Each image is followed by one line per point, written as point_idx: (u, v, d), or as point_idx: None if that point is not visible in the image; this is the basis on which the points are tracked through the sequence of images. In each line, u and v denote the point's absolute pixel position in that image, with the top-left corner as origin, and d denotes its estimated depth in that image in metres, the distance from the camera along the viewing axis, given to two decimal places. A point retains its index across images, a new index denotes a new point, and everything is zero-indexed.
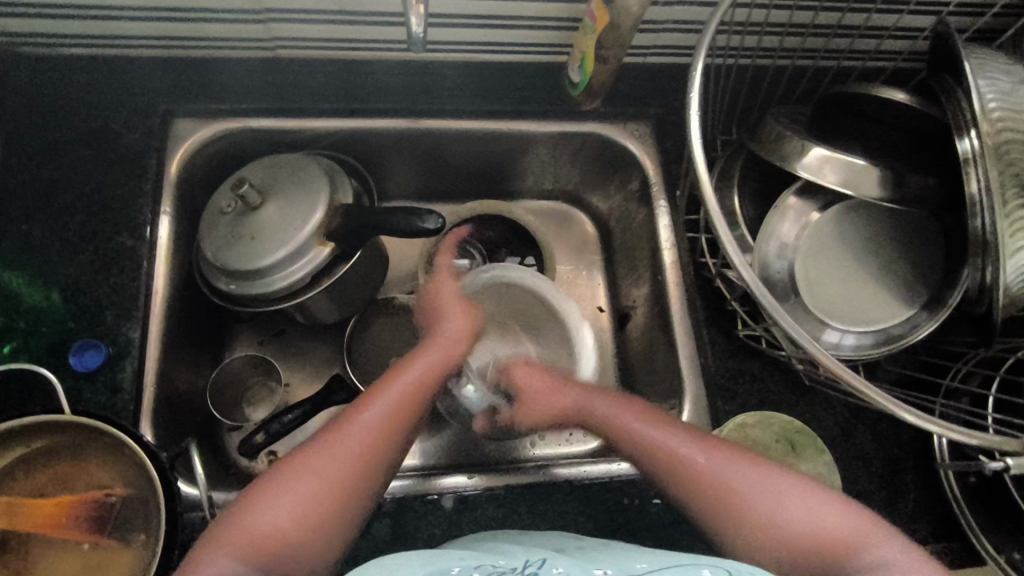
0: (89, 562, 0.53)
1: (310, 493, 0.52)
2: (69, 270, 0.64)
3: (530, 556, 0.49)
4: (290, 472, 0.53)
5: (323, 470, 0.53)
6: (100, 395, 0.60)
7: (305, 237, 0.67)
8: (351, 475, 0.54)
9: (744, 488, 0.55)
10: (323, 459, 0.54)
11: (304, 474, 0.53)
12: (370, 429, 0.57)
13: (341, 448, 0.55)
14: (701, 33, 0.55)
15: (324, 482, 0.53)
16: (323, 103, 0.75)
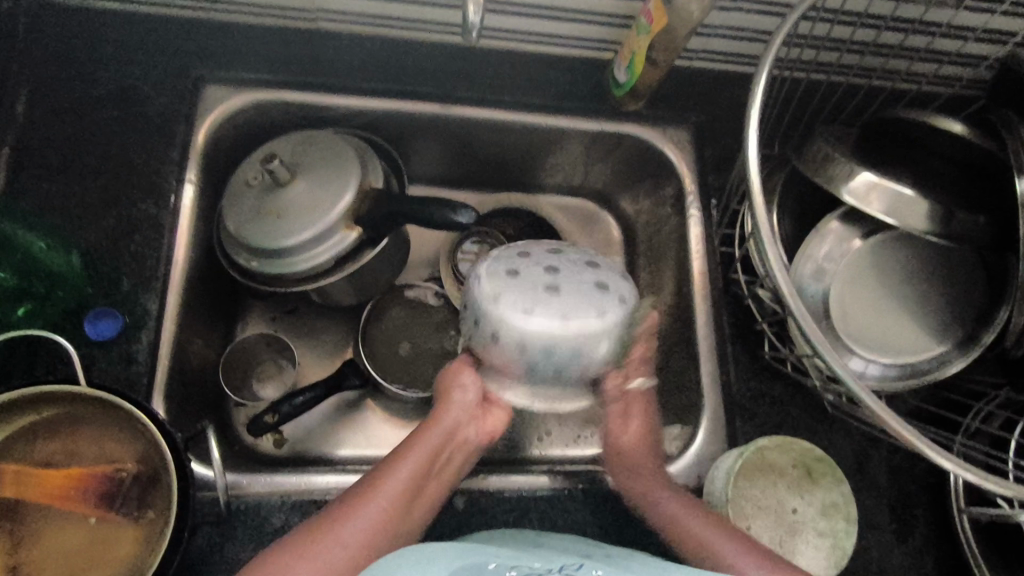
0: (94, 537, 0.52)
1: (316, 568, 0.49)
2: (90, 233, 0.63)
3: (566, 560, 0.49)
4: (302, 546, 0.50)
5: (338, 544, 0.51)
6: (113, 365, 0.59)
7: (332, 219, 0.66)
8: (357, 556, 0.51)
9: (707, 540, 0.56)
10: (338, 534, 0.51)
11: (319, 549, 0.50)
12: (390, 499, 0.54)
13: (358, 522, 0.52)
14: (765, 48, 0.54)
15: (339, 555, 0.50)
16: (359, 80, 0.73)
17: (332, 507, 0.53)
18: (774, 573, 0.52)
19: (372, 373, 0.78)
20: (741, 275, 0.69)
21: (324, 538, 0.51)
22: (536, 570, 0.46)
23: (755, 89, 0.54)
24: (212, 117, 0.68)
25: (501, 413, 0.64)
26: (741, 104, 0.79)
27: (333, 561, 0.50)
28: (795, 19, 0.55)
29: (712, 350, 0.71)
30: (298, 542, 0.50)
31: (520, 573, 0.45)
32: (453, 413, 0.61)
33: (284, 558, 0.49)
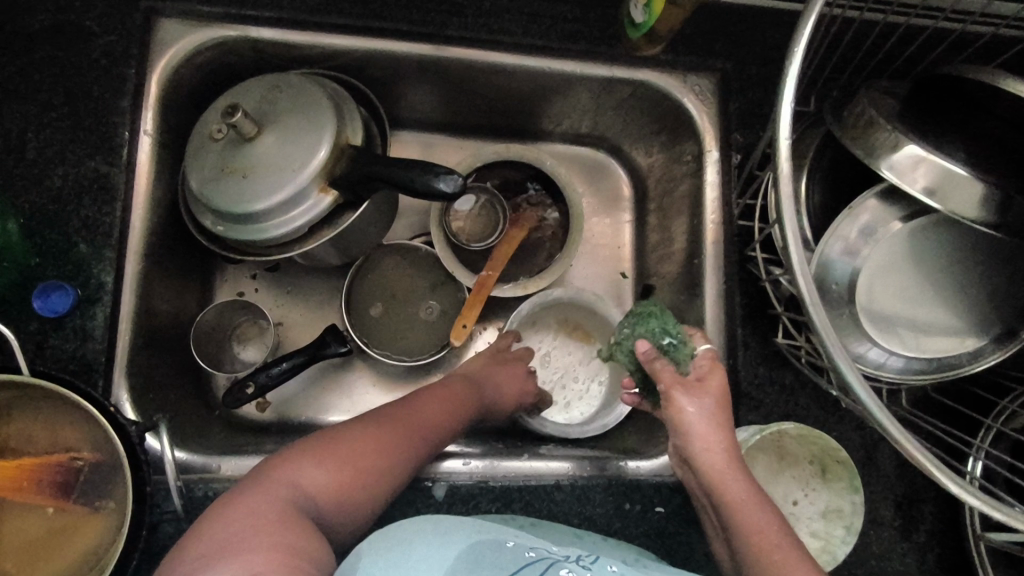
0: (52, 526, 0.50)
1: (362, 454, 0.52)
2: (34, 195, 0.57)
3: (581, 554, 0.49)
4: (319, 446, 0.52)
5: (353, 452, 0.52)
6: (68, 342, 0.55)
7: (304, 181, 0.59)
8: (397, 452, 0.54)
9: (760, 525, 0.48)
10: (351, 440, 0.53)
11: (330, 453, 0.51)
12: (410, 428, 0.56)
13: (375, 439, 0.53)
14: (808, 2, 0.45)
15: (354, 462, 0.51)
16: (335, 14, 0.64)
17: (354, 421, 0.55)
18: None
19: (355, 339, 0.74)
20: (759, 254, 0.62)
21: (342, 443, 0.52)
22: (555, 555, 0.45)
23: (791, 55, 0.46)
24: (173, 54, 0.60)
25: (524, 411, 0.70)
26: (777, 46, 0.69)
27: (346, 470, 0.51)
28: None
29: (718, 333, 0.65)
30: (314, 445, 0.52)
31: (540, 554, 0.45)
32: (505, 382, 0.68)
33: (298, 453, 0.51)
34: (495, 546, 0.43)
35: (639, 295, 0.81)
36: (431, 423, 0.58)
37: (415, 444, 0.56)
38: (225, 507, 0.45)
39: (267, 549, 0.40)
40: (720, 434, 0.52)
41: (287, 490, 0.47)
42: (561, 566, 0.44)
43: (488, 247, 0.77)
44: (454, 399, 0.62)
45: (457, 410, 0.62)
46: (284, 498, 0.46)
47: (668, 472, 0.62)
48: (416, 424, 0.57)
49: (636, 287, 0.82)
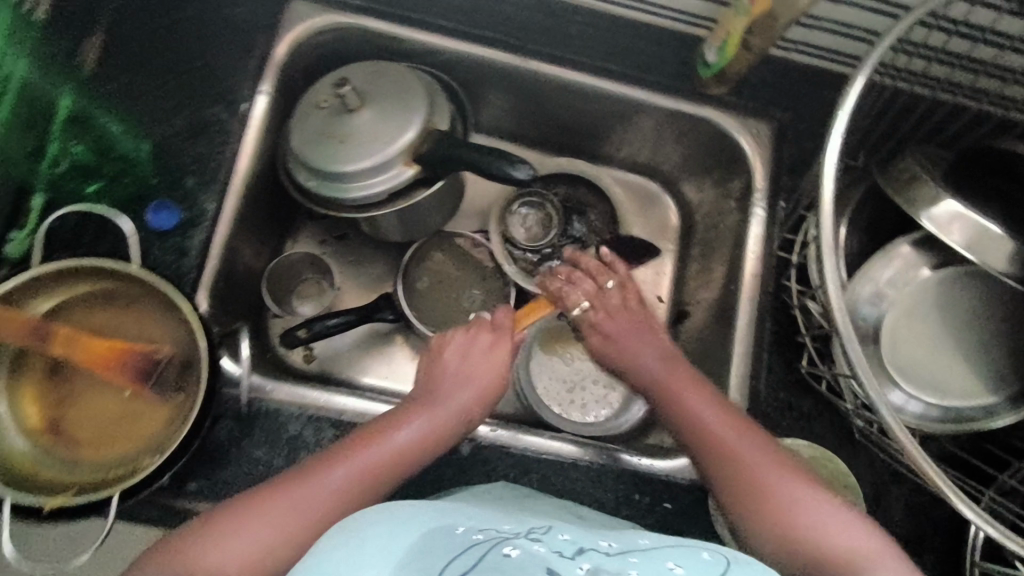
0: (125, 408, 0.56)
1: (274, 528, 0.50)
2: (161, 128, 0.65)
3: (537, 524, 0.48)
4: (230, 517, 0.50)
5: (283, 510, 0.51)
6: (168, 254, 0.62)
7: (392, 153, 0.66)
8: (315, 523, 0.51)
9: (745, 456, 0.56)
10: (261, 512, 0.50)
11: (238, 529, 0.49)
12: (324, 500, 0.52)
13: (303, 498, 0.51)
14: (866, 58, 0.51)
15: (272, 528, 0.50)
16: (440, 19, 0.73)
17: (278, 479, 0.53)
18: (797, 496, 0.53)
19: (404, 310, 0.80)
20: (794, 284, 0.67)
21: (268, 501, 0.51)
22: (504, 531, 0.45)
23: (845, 100, 0.52)
24: (298, 30, 0.69)
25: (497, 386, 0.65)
26: (833, 106, 0.75)
27: (252, 545, 0.49)
28: (903, 27, 0.52)
29: (746, 355, 0.69)
30: (216, 521, 0.50)
31: (490, 534, 0.44)
32: (474, 369, 0.64)
33: (196, 533, 0.49)
34: (446, 533, 0.44)
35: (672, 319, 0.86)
36: (374, 472, 0.54)
37: (352, 502, 0.53)
38: None
39: None
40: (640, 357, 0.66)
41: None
42: (507, 544, 0.44)
43: (555, 238, 0.83)
44: (420, 438, 0.58)
45: (397, 461, 0.55)
46: None
47: (682, 475, 0.65)
48: (355, 475, 0.53)
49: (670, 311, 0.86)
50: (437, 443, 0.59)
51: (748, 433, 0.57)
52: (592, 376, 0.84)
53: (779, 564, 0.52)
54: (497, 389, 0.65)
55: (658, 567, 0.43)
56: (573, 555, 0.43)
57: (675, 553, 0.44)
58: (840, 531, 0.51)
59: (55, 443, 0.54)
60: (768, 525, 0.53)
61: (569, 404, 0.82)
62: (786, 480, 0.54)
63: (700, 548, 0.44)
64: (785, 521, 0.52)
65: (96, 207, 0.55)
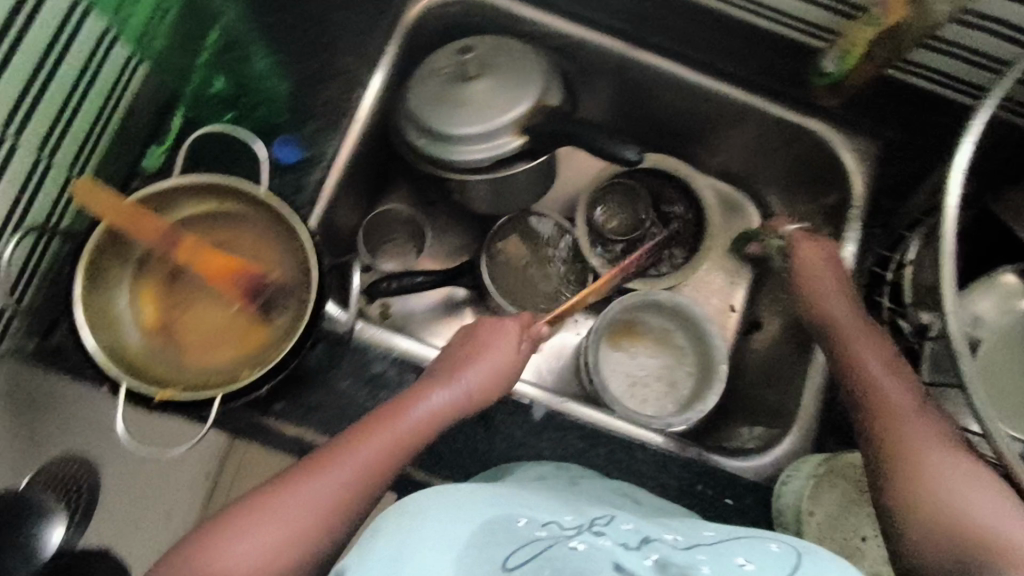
0: (231, 321, 0.59)
1: (297, 516, 0.49)
2: (295, 71, 0.69)
3: (597, 512, 0.47)
4: (251, 508, 0.50)
5: (281, 515, 0.49)
6: (287, 187, 0.66)
7: (504, 123, 0.69)
8: (337, 505, 0.51)
9: (902, 411, 0.55)
10: (284, 500, 0.50)
11: (260, 521, 0.49)
12: (343, 480, 0.51)
13: (299, 504, 0.50)
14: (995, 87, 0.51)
15: (275, 535, 0.49)
16: (565, 4, 0.76)
17: (294, 466, 0.52)
18: (939, 467, 0.50)
19: (483, 278, 0.82)
20: (886, 300, 0.66)
21: (267, 509, 0.49)
22: (565, 523, 0.44)
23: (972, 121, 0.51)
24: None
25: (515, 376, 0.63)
26: (946, 134, 0.74)
27: (277, 533, 0.49)
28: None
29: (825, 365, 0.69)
30: (234, 515, 0.49)
31: (552, 530, 0.43)
32: (488, 356, 0.62)
33: (220, 526, 0.49)
34: (507, 524, 0.43)
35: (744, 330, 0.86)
36: (366, 471, 0.52)
37: (347, 502, 0.51)
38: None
39: None
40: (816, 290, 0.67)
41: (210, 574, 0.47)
42: (571, 539, 0.43)
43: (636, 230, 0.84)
44: (412, 432, 0.55)
45: (409, 442, 0.55)
46: None
47: (745, 473, 0.66)
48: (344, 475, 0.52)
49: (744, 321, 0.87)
50: (429, 435, 0.57)
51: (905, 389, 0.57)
52: (659, 369, 0.83)
53: (921, 536, 0.49)
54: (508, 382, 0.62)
55: (727, 564, 0.42)
56: (639, 546, 0.43)
57: (742, 548, 0.43)
58: (978, 501, 0.48)
59: (166, 345, 0.57)
60: (908, 480, 0.51)
61: (631, 395, 0.82)
62: (930, 446, 0.51)
63: (770, 539, 0.44)
64: (926, 494, 0.50)
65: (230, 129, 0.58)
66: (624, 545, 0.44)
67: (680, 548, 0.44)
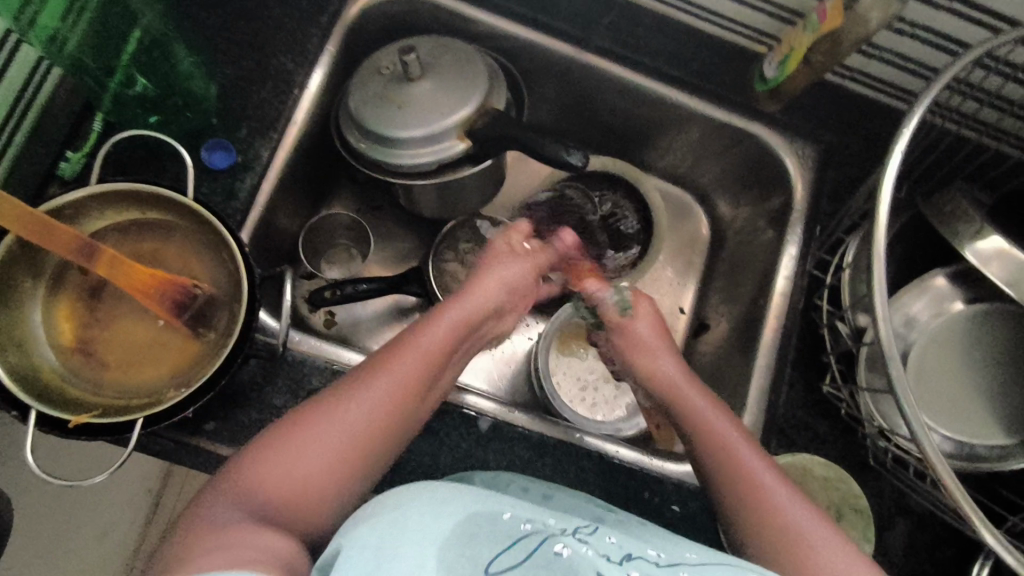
0: (157, 338, 0.56)
1: (334, 440, 0.47)
2: (227, 69, 0.65)
3: (579, 522, 0.46)
4: (287, 430, 0.47)
5: (319, 436, 0.47)
6: (216, 194, 0.62)
7: (447, 126, 0.67)
8: (373, 426, 0.48)
9: (738, 445, 0.53)
10: (321, 420, 0.47)
11: (294, 446, 0.46)
12: (379, 402, 0.49)
13: (336, 424, 0.47)
14: (923, 92, 0.53)
15: (315, 454, 0.46)
16: (510, 4, 0.74)
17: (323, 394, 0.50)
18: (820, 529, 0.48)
19: (432, 286, 0.80)
20: (825, 303, 0.67)
21: (303, 430, 0.47)
22: (551, 525, 0.42)
23: (903, 129, 0.53)
24: None
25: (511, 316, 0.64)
26: (883, 139, 0.75)
27: (311, 458, 0.46)
28: (961, 65, 0.53)
29: (767, 369, 0.70)
30: (267, 440, 0.47)
31: (536, 526, 0.41)
32: (491, 281, 0.60)
33: (252, 454, 0.46)
34: (491, 516, 0.41)
35: (690, 332, 0.87)
36: (396, 395, 0.50)
37: (383, 426, 0.49)
38: (192, 520, 0.42)
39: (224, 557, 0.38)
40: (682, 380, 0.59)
41: (247, 496, 0.44)
42: (556, 541, 0.41)
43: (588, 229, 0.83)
44: (429, 355, 0.53)
45: (432, 371, 0.53)
46: (236, 511, 0.43)
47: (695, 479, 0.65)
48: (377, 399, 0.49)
49: (690, 323, 0.88)
50: (442, 363, 0.54)
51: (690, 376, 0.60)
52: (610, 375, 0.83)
53: None
54: (513, 300, 0.63)
55: None
56: (620, 561, 0.41)
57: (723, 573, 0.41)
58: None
59: (83, 364, 0.54)
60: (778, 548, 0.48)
61: (582, 399, 0.82)
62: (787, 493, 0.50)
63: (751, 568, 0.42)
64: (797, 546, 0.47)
65: (153, 134, 0.55)
66: (606, 557, 0.41)
67: (662, 564, 0.42)
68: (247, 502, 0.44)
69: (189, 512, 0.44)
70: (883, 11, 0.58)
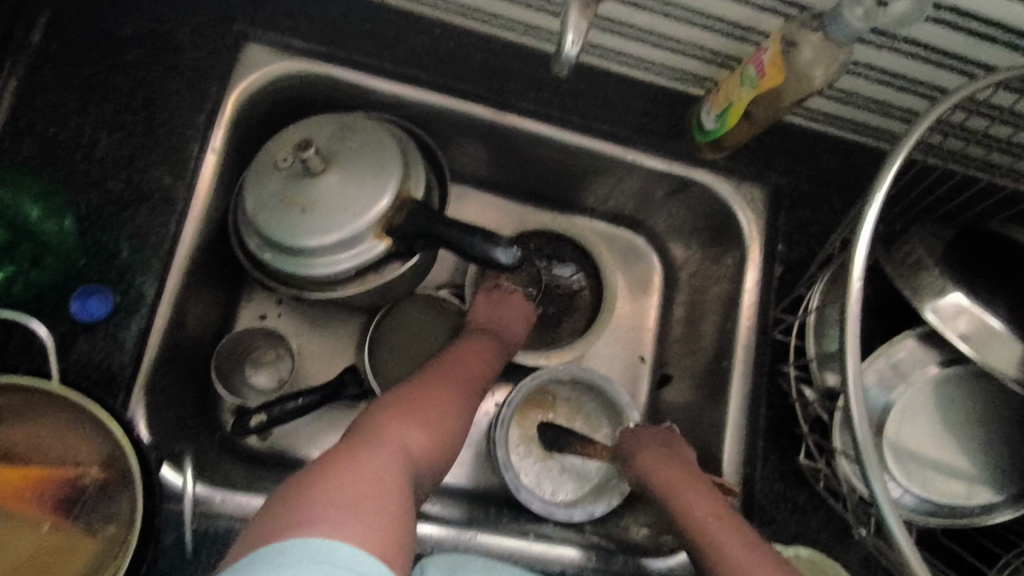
0: (42, 545, 0.47)
1: (445, 414, 0.58)
2: (92, 193, 0.56)
3: None
4: (409, 404, 0.57)
5: (431, 415, 0.57)
6: (97, 349, 0.53)
7: (362, 227, 0.59)
8: (466, 409, 0.60)
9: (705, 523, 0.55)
10: (439, 395, 0.59)
11: (422, 412, 0.56)
12: (471, 389, 0.62)
13: (447, 401, 0.59)
14: (906, 135, 0.47)
15: (433, 420, 0.57)
16: (418, 68, 0.65)
17: (431, 377, 0.61)
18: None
19: (370, 381, 0.72)
20: (792, 371, 0.63)
21: (425, 402, 0.57)
22: None
23: (874, 193, 0.48)
24: (255, 78, 0.61)
25: (518, 329, 0.72)
26: (834, 172, 0.71)
27: (433, 424, 0.56)
28: (942, 110, 0.47)
29: (738, 443, 0.66)
30: (396, 407, 0.56)
31: None
32: (512, 313, 0.73)
33: (387, 417, 0.55)
34: None
35: (655, 383, 0.82)
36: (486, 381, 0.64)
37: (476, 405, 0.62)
38: (346, 466, 0.48)
39: (386, 513, 0.46)
40: (674, 476, 0.60)
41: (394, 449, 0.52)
42: None
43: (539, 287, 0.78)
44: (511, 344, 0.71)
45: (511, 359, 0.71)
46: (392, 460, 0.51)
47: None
48: (464, 389, 0.61)
49: (653, 374, 0.83)
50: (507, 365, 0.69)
51: (701, 488, 0.58)
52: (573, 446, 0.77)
53: None
54: (518, 336, 0.72)
55: None
56: None
57: None
58: None
59: None
60: None
61: (547, 474, 0.75)
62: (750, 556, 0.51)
63: None
64: None
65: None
66: None
67: None
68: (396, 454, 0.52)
69: (339, 460, 0.49)
70: (828, 68, 0.54)
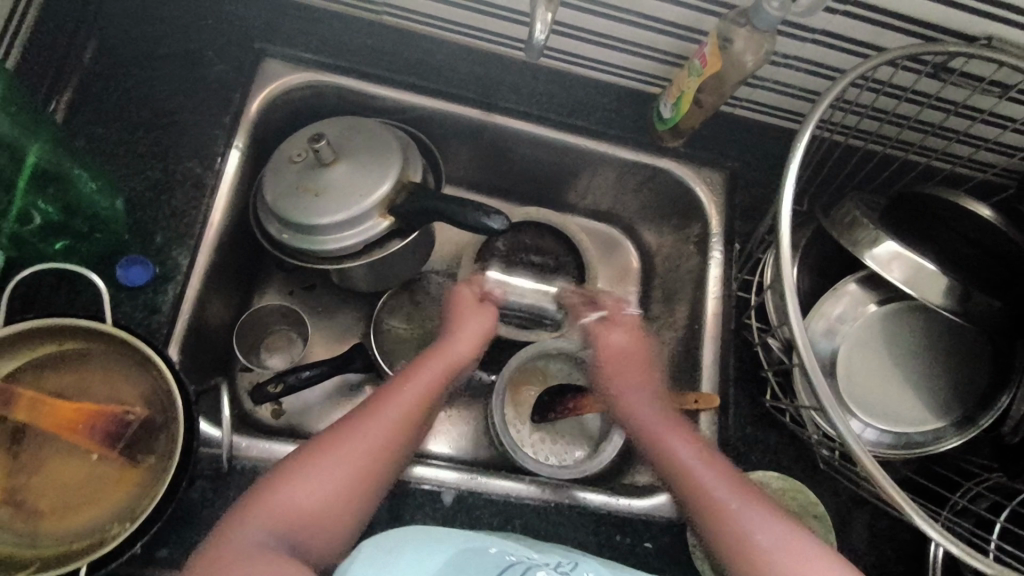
0: (92, 473, 0.53)
1: (350, 463, 0.54)
2: (134, 182, 0.64)
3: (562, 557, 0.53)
4: (309, 459, 0.54)
5: (333, 469, 0.54)
6: (137, 311, 0.61)
7: (366, 207, 0.67)
8: (379, 457, 0.56)
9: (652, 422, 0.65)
10: (345, 443, 0.55)
11: (322, 466, 0.54)
12: (386, 428, 0.57)
13: (355, 445, 0.55)
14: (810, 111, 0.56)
15: (335, 475, 0.54)
16: (411, 77, 0.75)
17: (344, 420, 0.58)
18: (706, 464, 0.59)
19: (377, 359, 0.79)
20: (754, 322, 0.71)
21: (324, 455, 0.54)
22: (536, 559, 0.51)
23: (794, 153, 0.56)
24: (272, 86, 0.71)
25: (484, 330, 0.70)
26: (780, 157, 0.81)
27: (333, 478, 0.54)
28: (844, 84, 0.56)
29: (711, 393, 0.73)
30: (294, 465, 0.54)
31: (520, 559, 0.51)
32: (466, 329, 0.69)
33: (282, 476, 0.53)
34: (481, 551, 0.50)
35: None
36: (408, 414, 0.59)
37: (393, 445, 0.57)
38: (222, 543, 0.48)
39: None
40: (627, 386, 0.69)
41: (278, 515, 0.51)
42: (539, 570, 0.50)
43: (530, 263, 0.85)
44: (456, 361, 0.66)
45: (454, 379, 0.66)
46: (272, 531, 0.50)
47: (658, 514, 0.66)
48: (389, 428, 0.58)
49: None
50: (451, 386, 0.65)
51: (667, 414, 0.66)
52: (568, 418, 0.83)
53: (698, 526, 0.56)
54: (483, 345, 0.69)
55: None
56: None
57: None
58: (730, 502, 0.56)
59: (14, 516, 0.51)
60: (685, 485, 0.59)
61: (542, 443, 0.81)
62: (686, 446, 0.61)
63: None
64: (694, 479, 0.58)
65: (60, 266, 0.54)
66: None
67: None
68: (281, 522, 0.51)
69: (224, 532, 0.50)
70: (756, 56, 0.64)
